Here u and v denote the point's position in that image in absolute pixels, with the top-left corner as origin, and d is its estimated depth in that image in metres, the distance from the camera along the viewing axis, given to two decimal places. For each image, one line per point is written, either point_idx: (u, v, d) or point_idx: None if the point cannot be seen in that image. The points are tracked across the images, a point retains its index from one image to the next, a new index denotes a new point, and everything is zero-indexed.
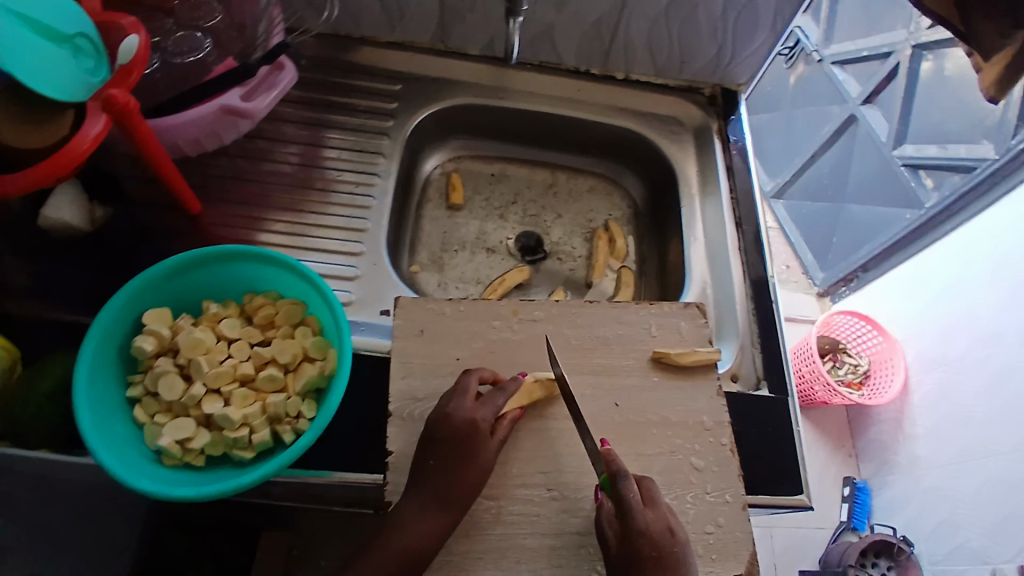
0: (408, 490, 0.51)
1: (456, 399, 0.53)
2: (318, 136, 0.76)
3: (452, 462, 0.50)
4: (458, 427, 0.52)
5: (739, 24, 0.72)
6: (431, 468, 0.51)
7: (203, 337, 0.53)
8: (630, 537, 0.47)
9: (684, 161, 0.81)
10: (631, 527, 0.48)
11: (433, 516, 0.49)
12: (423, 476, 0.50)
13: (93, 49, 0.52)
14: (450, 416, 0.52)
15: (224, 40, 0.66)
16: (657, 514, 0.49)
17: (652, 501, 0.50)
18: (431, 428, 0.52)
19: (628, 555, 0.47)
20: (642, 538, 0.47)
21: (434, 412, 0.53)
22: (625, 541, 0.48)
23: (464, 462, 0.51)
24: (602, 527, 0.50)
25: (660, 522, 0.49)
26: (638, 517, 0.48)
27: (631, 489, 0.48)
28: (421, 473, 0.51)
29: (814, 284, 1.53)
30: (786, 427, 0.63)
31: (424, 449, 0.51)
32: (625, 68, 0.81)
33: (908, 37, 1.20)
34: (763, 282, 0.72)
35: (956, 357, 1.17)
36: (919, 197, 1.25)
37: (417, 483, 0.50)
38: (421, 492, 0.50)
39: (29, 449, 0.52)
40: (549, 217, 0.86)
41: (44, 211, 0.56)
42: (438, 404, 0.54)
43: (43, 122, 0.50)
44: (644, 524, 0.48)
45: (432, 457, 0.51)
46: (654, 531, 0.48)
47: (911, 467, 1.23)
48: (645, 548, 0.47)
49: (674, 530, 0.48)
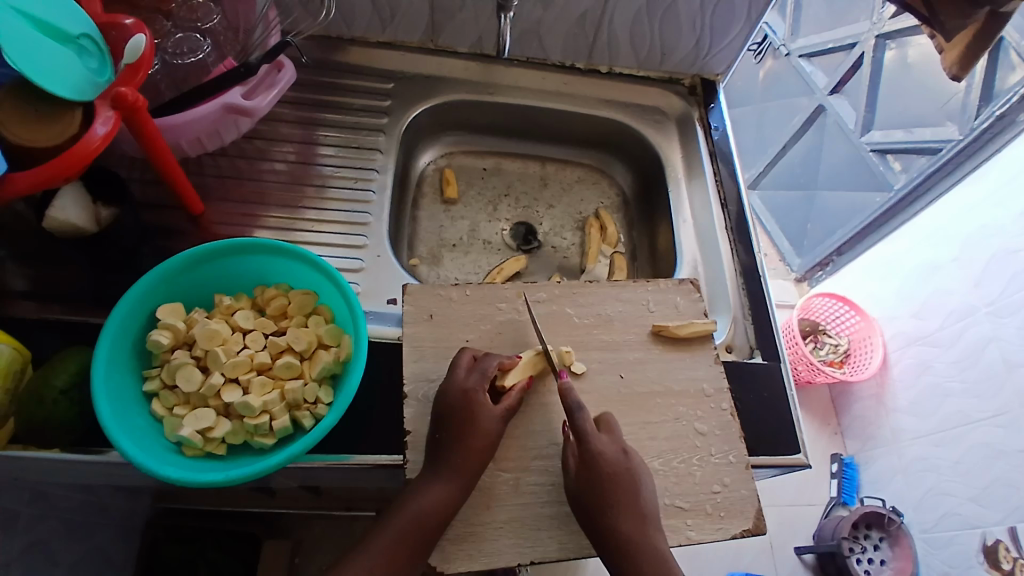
0: (430, 466, 0.52)
1: (478, 376, 0.55)
2: (314, 135, 0.77)
3: (473, 436, 0.52)
4: (472, 400, 0.53)
5: (717, 17, 0.76)
6: (449, 442, 0.52)
7: (218, 328, 0.54)
8: (588, 460, 0.52)
9: (669, 148, 0.84)
10: (589, 453, 0.52)
11: (456, 487, 0.51)
12: (444, 451, 0.52)
13: (98, 49, 0.54)
14: (474, 395, 0.53)
15: (222, 42, 0.69)
16: (611, 438, 0.54)
17: (608, 429, 0.55)
18: (455, 405, 0.53)
19: (586, 476, 0.52)
20: (598, 459, 0.52)
21: (455, 387, 0.54)
22: (584, 464, 0.52)
23: (483, 436, 0.53)
24: (566, 458, 0.54)
25: (614, 445, 0.53)
26: (592, 441, 0.53)
27: (586, 417, 0.53)
28: (442, 449, 0.52)
29: (791, 271, 1.59)
30: (781, 391, 0.67)
31: (447, 427, 0.53)
32: (609, 61, 0.85)
33: (872, 27, 1.26)
34: (753, 262, 0.75)
35: (932, 332, 1.23)
36: (888, 180, 1.31)
37: (440, 459, 0.52)
38: (444, 467, 0.51)
39: (41, 449, 0.53)
40: (541, 208, 0.88)
41: (50, 211, 0.54)
42: (460, 379, 0.55)
43: (52, 121, 0.50)
44: (599, 448, 0.52)
45: (455, 433, 0.52)
46: (609, 453, 0.52)
47: (895, 440, 1.28)
48: (603, 467, 0.51)
49: (628, 451, 0.53)
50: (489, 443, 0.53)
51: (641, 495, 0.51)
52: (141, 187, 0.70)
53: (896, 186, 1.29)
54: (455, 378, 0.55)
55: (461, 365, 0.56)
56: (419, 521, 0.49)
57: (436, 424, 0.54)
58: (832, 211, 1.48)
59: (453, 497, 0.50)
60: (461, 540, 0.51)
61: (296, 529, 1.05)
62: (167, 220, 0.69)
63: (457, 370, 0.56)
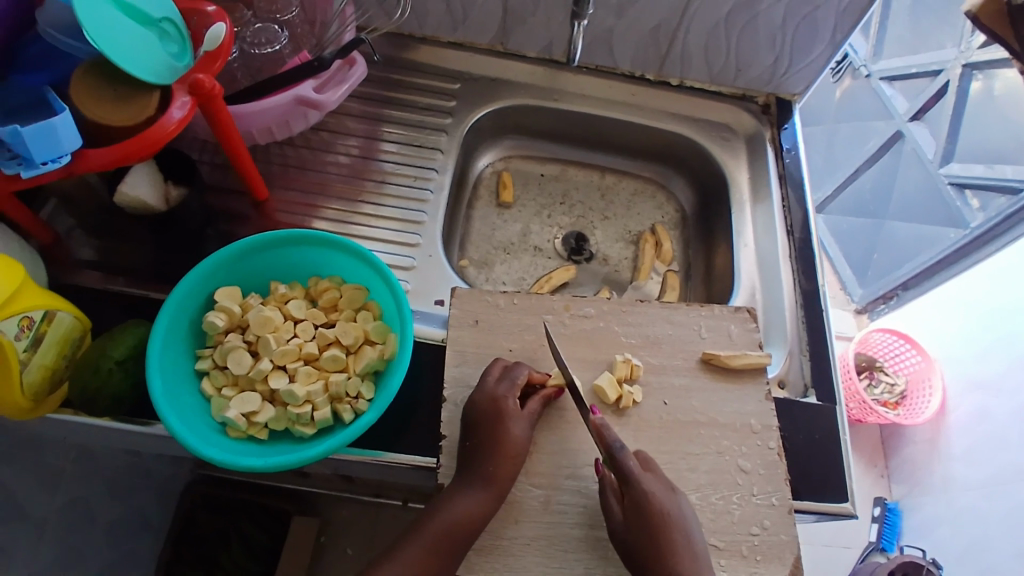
0: (462, 475, 0.52)
1: (508, 385, 0.55)
2: (377, 130, 0.78)
3: (501, 444, 0.52)
4: (502, 410, 0.53)
5: (799, 35, 0.73)
6: (479, 452, 0.52)
7: (271, 315, 0.56)
8: (637, 501, 0.50)
9: (735, 167, 0.81)
10: (638, 494, 0.50)
11: (487, 497, 0.50)
12: (475, 459, 0.52)
13: (178, 34, 0.56)
14: (503, 404, 0.53)
15: (298, 34, 0.70)
16: (656, 477, 0.52)
17: (650, 466, 0.53)
18: (486, 413, 0.53)
19: (638, 521, 0.50)
20: (651, 502, 0.50)
21: (487, 396, 0.54)
22: (634, 506, 0.50)
23: (515, 446, 0.53)
24: (606, 499, 0.52)
25: (661, 484, 0.52)
26: (641, 482, 0.51)
27: (628, 456, 0.52)
28: (473, 457, 0.52)
29: (852, 301, 1.50)
30: (834, 434, 0.63)
31: (481, 435, 0.53)
32: (680, 75, 0.82)
33: (960, 55, 1.20)
34: (814, 292, 0.72)
35: (995, 380, 1.15)
36: (963, 218, 1.24)
37: (470, 468, 0.52)
38: (476, 474, 0.51)
39: (94, 416, 0.55)
40: (595, 218, 0.87)
41: (123, 188, 0.57)
42: (490, 388, 0.55)
43: (129, 102, 0.53)
44: (648, 488, 0.51)
45: (482, 439, 0.53)
46: (658, 494, 0.51)
47: (944, 490, 1.21)
48: (654, 510, 0.50)
49: (674, 491, 0.52)
50: (517, 452, 0.53)
51: (690, 533, 0.50)
52: (209, 170, 0.72)
53: (974, 224, 1.21)
54: (485, 386, 0.55)
55: (492, 374, 0.56)
56: (448, 526, 0.49)
57: (468, 432, 0.54)
58: (901, 244, 1.40)
59: (484, 506, 0.50)
60: (486, 552, 0.51)
61: (325, 510, 1.07)
62: (232, 204, 0.71)
63: (487, 378, 0.55)
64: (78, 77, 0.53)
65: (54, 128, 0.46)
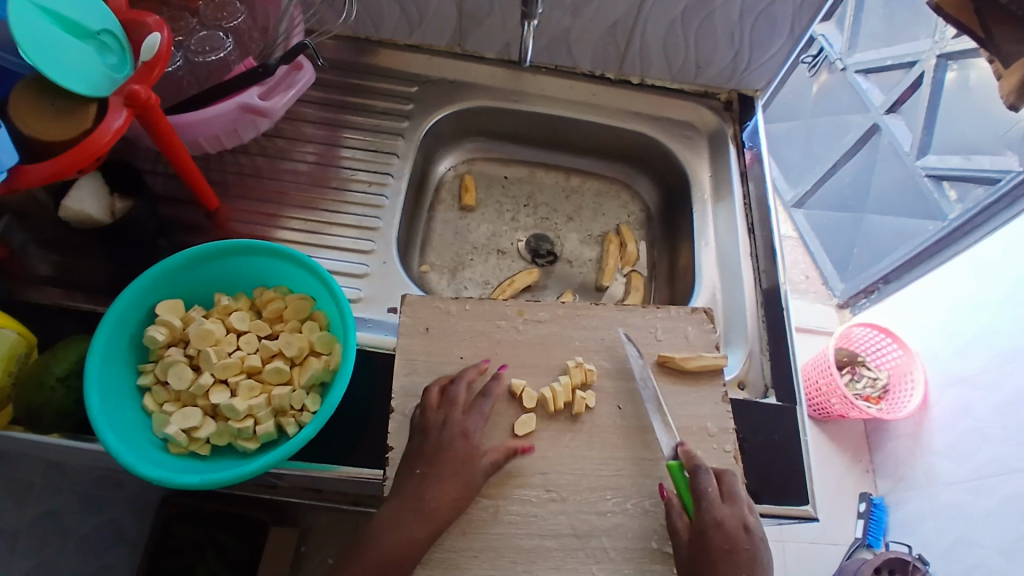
0: (404, 499, 0.51)
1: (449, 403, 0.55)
2: (334, 135, 0.77)
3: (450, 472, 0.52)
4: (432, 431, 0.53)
5: (756, 30, 0.72)
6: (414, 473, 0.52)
7: (213, 328, 0.55)
8: (702, 529, 0.50)
9: (698, 166, 0.80)
10: (707, 520, 0.50)
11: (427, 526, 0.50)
12: (421, 485, 0.51)
13: (118, 45, 0.55)
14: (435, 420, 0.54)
15: (246, 41, 0.69)
16: (732, 510, 0.51)
17: (732, 494, 0.52)
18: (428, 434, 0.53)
19: (701, 548, 0.50)
20: (716, 530, 0.50)
21: (455, 427, 0.53)
22: (697, 534, 0.50)
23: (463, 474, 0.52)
24: (673, 521, 0.52)
25: (736, 518, 0.51)
26: (715, 510, 0.51)
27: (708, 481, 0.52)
28: (421, 483, 0.51)
29: (833, 295, 1.49)
30: (794, 436, 0.62)
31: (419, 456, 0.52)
32: (641, 73, 0.81)
33: (934, 46, 1.19)
34: (776, 291, 0.71)
35: (975, 372, 1.13)
36: (941, 210, 1.23)
37: (416, 496, 0.51)
38: (417, 502, 0.50)
39: (41, 433, 0.54)
40: (560, 220, 0.86)
41: (67, 202, 0.56)
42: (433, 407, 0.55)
43: (67, 114, 0.52)
44: (719, 517, 0.51)
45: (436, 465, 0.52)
46: (728, 526, 0.50)
47: (928, 483, 1.19)
48: (715, 542, 0.50)
49: (749, 528, 0.51)
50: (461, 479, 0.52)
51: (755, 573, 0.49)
52: (162, 181, 0.71)
53: (951, 216, 1.20)
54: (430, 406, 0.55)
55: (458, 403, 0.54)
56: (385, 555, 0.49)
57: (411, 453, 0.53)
58: (881, 237, 1.39)
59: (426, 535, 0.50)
60: (433, 565, 0.50)
61: (302, 519, 1.07)
62: (184, 215, 0.70)
63: (454, 410, 0.54)
64: (17, 91, 0.52)
65: None
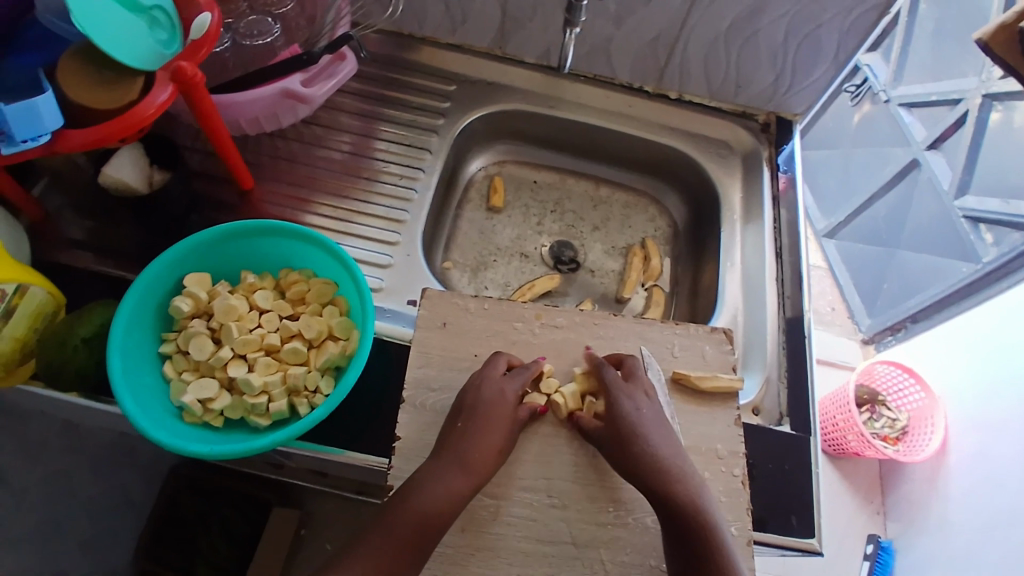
0: (443, 457, 0.50)
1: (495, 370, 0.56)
2: (371, 127, 0.79)
3: (485, 430, 0.52)
4: (481, 392, 0.54)
5: (800, 54, 0.71)
6: (457, 430, 0.52)
7: (236, 304, 0.56)
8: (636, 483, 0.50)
9: (729, 185, 0.79)
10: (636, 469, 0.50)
11: (467, 482, 0.49)
12: (459, 442, 0.51)
13: (168, 20, 0.56)
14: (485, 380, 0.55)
15: (292, 27, 0.70)
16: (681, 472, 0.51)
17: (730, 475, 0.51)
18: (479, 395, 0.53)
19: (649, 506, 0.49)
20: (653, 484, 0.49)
21: (493, 388, 0.54)
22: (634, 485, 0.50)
23: (496, 434, 0.52)
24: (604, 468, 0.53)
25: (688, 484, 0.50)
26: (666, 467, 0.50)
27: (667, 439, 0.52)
28: (460, 444, 0.51)
29: (859, 330, 1.46)
30: (806, 467, 0.61)
31: (468, 415, 0.52)
32: (679, 88, 0.81)
33: (981, 85, 1.17)
34: (799, 319, 0.70)
35: (998, 420, 1.07)
36: (976, 251, 1.21)
37: (455, 454, 0.50)
38: (457, 458, 0.50)
39: (61, 391, 0.56)
40: (585, 229, 0.86)
41: (107, 168, 0.58)
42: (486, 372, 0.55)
43: (115, 84, 0.53)
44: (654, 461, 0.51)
45: (472, 425, 0.52)
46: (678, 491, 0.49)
47: (939, 531, 1.15)
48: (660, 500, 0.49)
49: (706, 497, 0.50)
50: (495, 439, 0.52)
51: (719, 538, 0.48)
52: (201, 158, 0.73)
53: (985, 260, 1.18)
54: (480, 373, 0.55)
55: (496, 369, 0.55)
56: (423, 509, 0.47)
57: (458, 413, 0.53)
58: (913, 274, 1.37)
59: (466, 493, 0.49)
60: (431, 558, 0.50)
61: (306, 503, 1.08)
62: (219, 193, 0.72)
63: (493, 373, 0.55)
64: (67, 58, 0.54)
65: (36, 107, 0.47)
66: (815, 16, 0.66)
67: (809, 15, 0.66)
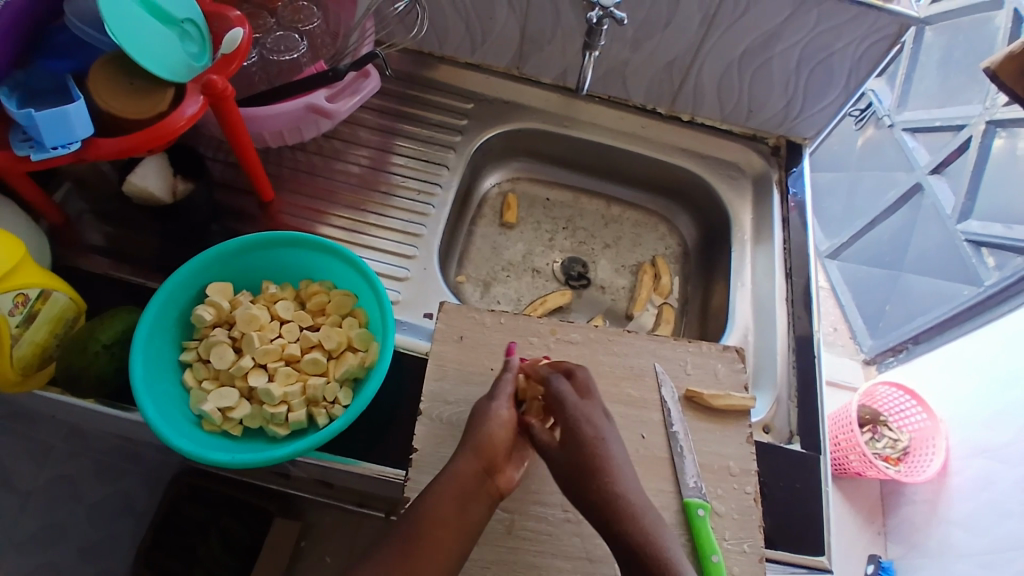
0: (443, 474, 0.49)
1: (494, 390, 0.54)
2: (388, 142, 0.80)
3: (484, 442, 0.50)
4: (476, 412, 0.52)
5: (812, 81, 0.73)
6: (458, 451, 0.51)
7: (258, 314, 0.57)
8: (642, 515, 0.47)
9: (740, 207, 0.81)
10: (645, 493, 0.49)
11: (464, 507, 0.47)
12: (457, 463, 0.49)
13: (199, 35, 0.58)
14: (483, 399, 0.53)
15: (318, 45, 0.72)
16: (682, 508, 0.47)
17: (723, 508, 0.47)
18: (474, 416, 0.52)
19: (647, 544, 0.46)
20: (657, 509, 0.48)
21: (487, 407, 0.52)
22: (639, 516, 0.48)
23: (495, 443, 0.50)
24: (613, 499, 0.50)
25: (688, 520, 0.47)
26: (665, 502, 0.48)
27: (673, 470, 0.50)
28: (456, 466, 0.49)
29: (860, 351, 1.46)
30: (816, 486, 0.62)
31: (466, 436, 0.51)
32: (691, 111, 0.83)
33: (984, 112, 1.19)
34: (809, 339, 0.71)
35: (1001, 443, 1.07)
36: (979, 275, 1.23)
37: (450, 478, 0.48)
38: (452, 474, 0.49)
39: (79, 397, 0.56)
40: (597, 246, 0.87)
41: (132, 177, 0.59)
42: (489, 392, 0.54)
43: (147, 96, 0.54)
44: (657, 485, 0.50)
45: (469, 436, 0.51)
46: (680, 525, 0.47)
47: (942, 553, 1.15)
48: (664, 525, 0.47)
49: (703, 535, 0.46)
50: (498, 448, 0.50)
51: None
52: (221, 168, 0.74)
53: (988, 282, 1.20)
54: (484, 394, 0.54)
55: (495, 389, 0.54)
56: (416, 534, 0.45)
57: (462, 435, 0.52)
58: (916, 297, 1.38)
59: (479, 506, 0.47)
60: None
61: (308, 514, 1.08)
62: (239, 203, 0.73)
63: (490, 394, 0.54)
64: (99, 66, 0.55)
65: (67, 114, 0.48)
66: (827, 45, 0.68)
67: (822, 44, 0.68)
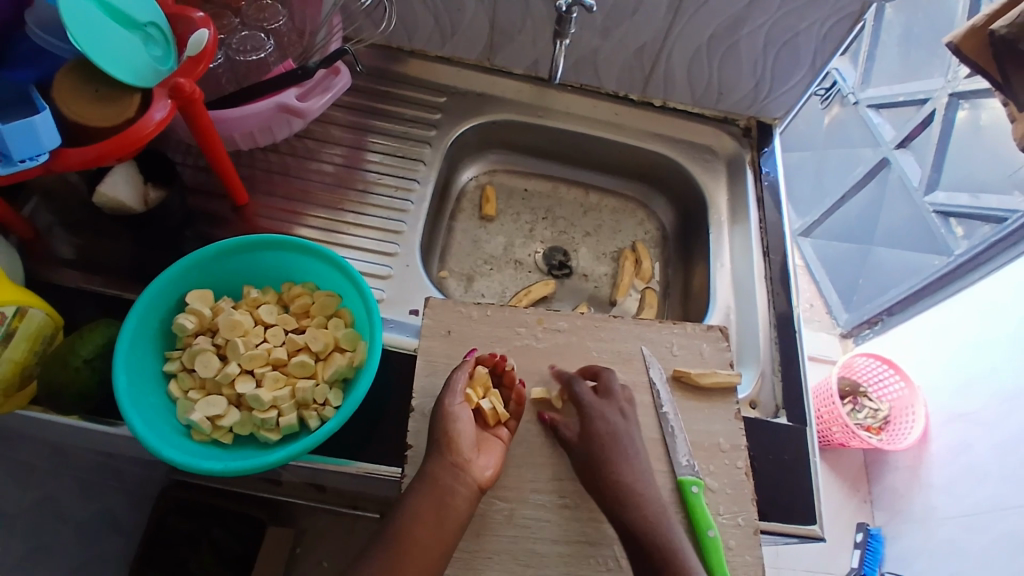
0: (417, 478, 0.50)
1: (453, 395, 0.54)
2: (362, 140, 0.79)
3: (451, 444, 0.51)
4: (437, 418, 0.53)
5: (779, 61, 0.74)
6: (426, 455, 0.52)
7: (241, 319, 0.56)
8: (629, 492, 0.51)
9: (715, 188, 0.82)
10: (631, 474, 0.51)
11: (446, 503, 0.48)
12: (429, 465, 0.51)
13: (162, 37, 0.57)
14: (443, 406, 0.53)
15: (285, 44, 0.71)
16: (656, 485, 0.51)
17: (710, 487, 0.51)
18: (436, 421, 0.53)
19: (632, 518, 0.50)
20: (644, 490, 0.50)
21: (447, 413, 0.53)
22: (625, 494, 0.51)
23: (468, 441, 0.52)
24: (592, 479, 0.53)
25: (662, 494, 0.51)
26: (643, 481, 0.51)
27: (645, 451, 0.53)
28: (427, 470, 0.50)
29: (837, 325, 1.50)
30: (804, 457, 0.63)
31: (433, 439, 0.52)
32: (663, 95, 0.84)
33: (946, 85, 1.22)
34: (789, 315, 0.72)
35: (977, 410, 1.12)
36: (948, 245, 1.26)
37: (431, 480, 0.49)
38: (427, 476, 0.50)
39: (61, 414, 0.55)
40: (577, 235, 0.88)
41: (101, 187, 0.58)
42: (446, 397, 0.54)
43: (113, 101, 0.53)
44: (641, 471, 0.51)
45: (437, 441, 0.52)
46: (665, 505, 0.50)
47: (926, 516, 1.18)
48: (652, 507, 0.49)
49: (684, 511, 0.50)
50: (468, 447, 0.52)
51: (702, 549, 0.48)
52: (192, 173, 0.73)
53: (957, 251, 1.23)
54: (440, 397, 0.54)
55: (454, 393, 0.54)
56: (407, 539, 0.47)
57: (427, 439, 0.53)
58: (887, 269, 1.42)
59: (461, 500, 0.49)
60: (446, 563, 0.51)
61: (301, 521, 1.07)
62: (213, 208, 0.71)
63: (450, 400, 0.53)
64: (62, 74, 0.53)
65: (33, 125, 0.46)
66: (792, 25, 0.69)
67: (787, 25, 0.69)
